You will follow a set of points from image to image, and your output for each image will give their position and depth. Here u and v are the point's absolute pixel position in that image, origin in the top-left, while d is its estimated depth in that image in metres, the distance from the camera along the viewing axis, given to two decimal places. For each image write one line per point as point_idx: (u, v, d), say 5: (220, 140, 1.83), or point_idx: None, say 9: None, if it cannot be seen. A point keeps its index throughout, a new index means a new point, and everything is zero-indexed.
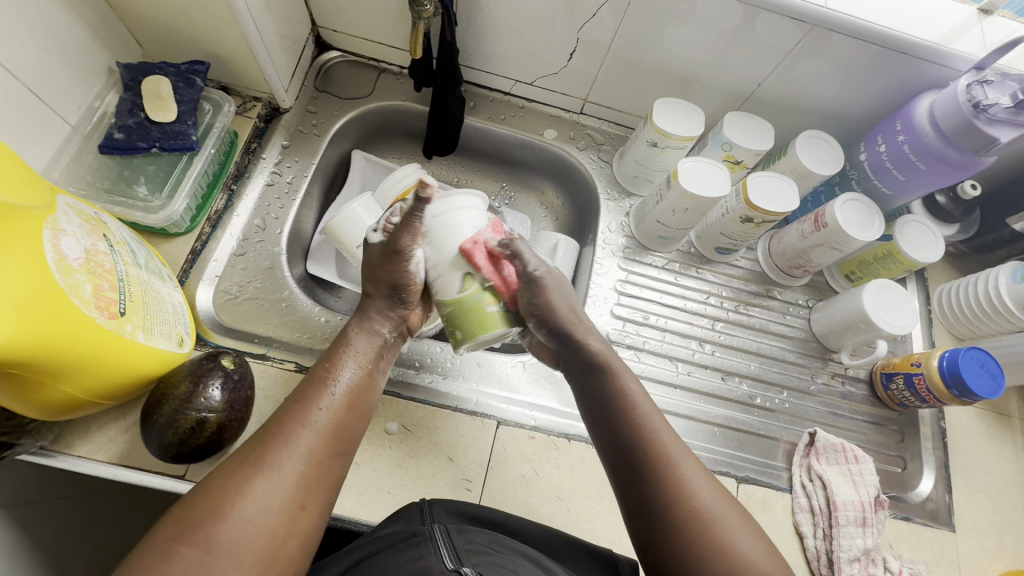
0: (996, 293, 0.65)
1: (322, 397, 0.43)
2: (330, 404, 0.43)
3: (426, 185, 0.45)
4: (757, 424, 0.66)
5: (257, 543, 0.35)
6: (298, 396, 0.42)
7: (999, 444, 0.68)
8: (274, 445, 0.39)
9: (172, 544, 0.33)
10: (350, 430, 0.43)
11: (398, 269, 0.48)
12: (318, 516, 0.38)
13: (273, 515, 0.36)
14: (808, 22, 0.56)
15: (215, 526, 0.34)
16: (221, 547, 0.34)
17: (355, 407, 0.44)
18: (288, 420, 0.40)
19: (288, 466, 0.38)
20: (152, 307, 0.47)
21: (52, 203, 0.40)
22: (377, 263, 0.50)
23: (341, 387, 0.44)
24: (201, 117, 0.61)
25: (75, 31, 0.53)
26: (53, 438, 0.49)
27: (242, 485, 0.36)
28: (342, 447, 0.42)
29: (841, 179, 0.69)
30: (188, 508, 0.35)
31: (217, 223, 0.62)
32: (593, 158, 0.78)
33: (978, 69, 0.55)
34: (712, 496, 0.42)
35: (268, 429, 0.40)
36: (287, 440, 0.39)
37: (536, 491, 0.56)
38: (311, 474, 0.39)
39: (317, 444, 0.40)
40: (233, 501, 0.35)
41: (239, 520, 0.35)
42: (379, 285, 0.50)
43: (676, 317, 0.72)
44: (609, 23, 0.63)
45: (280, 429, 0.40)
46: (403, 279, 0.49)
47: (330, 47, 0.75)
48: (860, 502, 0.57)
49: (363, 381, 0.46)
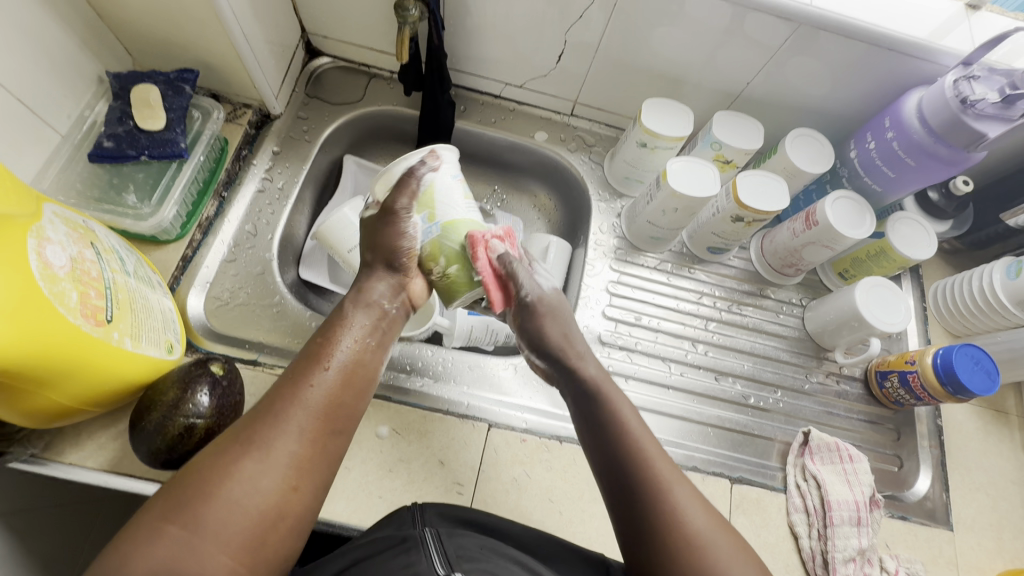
0: (991, 289, 0.65)
1: (314, 372, 0.41)
2: (321, 380, 0.41)
3: (433, 155, 0.48)
4: (751, 424, 0.66)
5: (247, 524, 0.34)
6: (290, 372, 0.41)
7: (997, 442, 0.67)
8: (264, 424, 0.38)
9: (161, 522, 0.33)
10: (345, 406, 0.41)
11: (394, 231, 0.47)
12: (313, 497, 0.38)
13: (263, 495, 0.35)
14: (794, 20, 0.56)
15: (203, 507, 0.34)
16: (209, 527, 0.33)
17: (354, 383, 0.42)
18: (278, 397, 0.39)
19: (279, 446, 0.37)
20: (140, 315, 0.47)
21: (37, 212, 0.41)
22: (376, 227, 0.48)
23: (337, 364, 0.42)
24: (190, 124, 0.62)
25: (64, 41, 0.54)
26: (43, 446, 0.49)
27: (229, 467, 0.35)
28: (337, 424, 0.40)
29: (832, 177, 0.69)
30: (177, 488, 0.35)
31: (208, 230, 0.62)
32: (584, 159, 0.78)
33: (966, 65, 0.55)
34: (709, 526, 0.42)
35: (260, 409, 0.39)
36: (277, 419, 0.38)
37: (528, 494, 0.56)
38: (303, 453, 0.38)
39: (310, 423, 0.39)
40: (221, 483, 0.35)
41: (229, 500, 0.34)
42: (374, 253, 0.48)
43: (670, 317, 0.71)
44: (597, 23, 0.63)
45: (270, 409, 0.38)
46: (401, 243, 0.47)
47: (320, 53, 0.76)
48: (854, 502, 0.57)
49: (360, 356, 0.43)
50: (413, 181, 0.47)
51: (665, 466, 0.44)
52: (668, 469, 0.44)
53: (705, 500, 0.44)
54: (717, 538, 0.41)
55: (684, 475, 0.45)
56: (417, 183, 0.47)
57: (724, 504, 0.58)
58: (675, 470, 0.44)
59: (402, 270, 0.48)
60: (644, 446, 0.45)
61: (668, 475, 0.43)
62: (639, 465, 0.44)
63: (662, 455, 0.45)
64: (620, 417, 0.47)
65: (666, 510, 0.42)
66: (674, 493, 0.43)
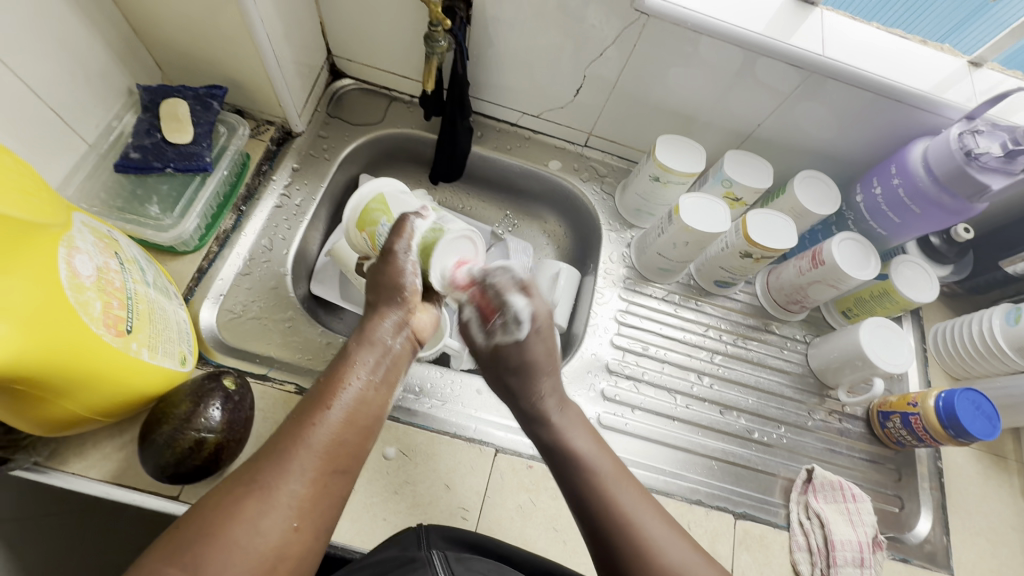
0: (990, 334, 0.66)
1: (319, 411, 0.38)
2: (327, 419, 0.38)
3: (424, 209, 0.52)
4: (755, 458, 0.66)
5: (247, 568, 0.32)
6: (295, 411, 0.39)
7: (996, 486, 0.67)
8: (267, 462, 0.35)
9: (162, 565, 0.31)
10: (351, 446, 0.39)
11: (394, 269, 0.47)
12: (313, 538, 0.35)
13: (264, 537, 0.33)
14: (806, 68, 0.59)
15: (203, 550, 0.31)
16: (209, 571, 0.31)
17: (363, 424, 0.40)
18: (282, 437, 0.36)
19: (280, 489, 0.34)
20: (158, 326, 0.48)
21: (68, 221, 0.41)
22: (377, 269, 0.48)
23: (342, 402, 0.39)
24: (216, 139, 0.63)
25: (98, 53, 0.55)
26: (48, 454, 0.49)
27: (234, 508, 0.33)
28: (343, 465, 0.38)
29: (838, 219, 0.71)
30: (181, 530, 0.32)
31: (225, 242, 0.63)
32: (596, 189, 0.80)
33: (970, 119, 0.57)
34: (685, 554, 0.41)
35: (266, 448, 0.36)
36: (280, 459, 0.35)
37: (533, 522, 0.55)
38: (307, 495, 0.35)
39: (313, 463, 0.36)
40: (223, 523, 0.33)
41: (230, 543, 0.32)
42: (376, 291, 0.47)
43: (675, 348, 0.72)
44: (614, 62, 0.65)
45: (275, 447, 0.36)
46: (403, 281, 0.47)
47: (343, 75, 0.77)
48: (857, 543, 0.57)
49: (365, 395, 0.41)
50: (409, 224, 0.49)
51: (628, 497, 0.43)
52: (633, 499, 0.43)
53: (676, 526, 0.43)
54: (694, 564, 0.41)
55: (651, 500, 0.44)
56: (412, 226, 0.49)
57: (727, 540, 0.58)
58: (647, 502, 0.44)
59: (405, 302, 0.46)
60: (601, 471, 0.45)
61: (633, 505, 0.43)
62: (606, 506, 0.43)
63: (625, 481, 0.44)
64: (581, 455, 0.46)
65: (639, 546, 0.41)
66: (641, 525, 0.42)
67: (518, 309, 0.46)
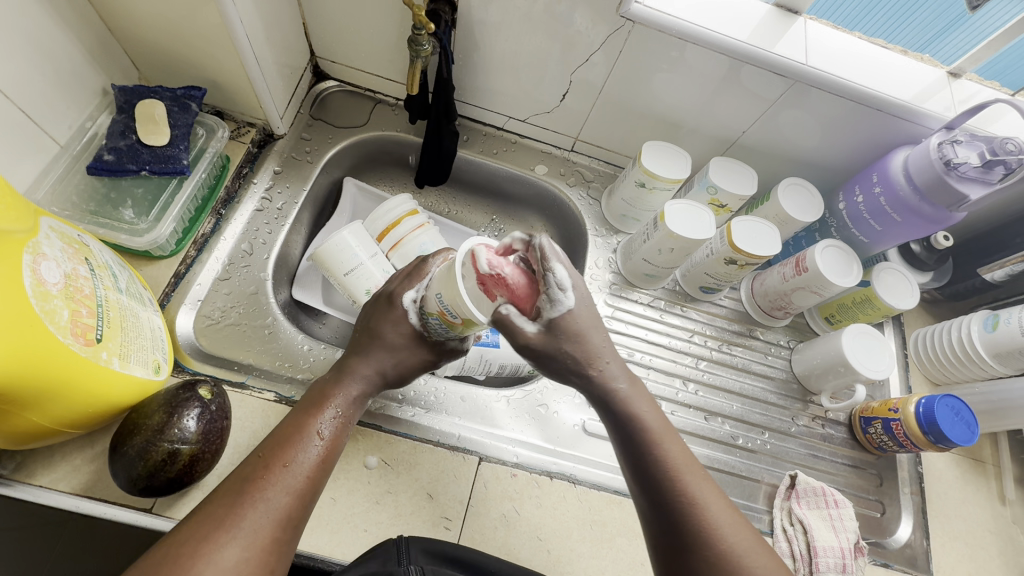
0: (969, 341, 0.67)
1: (297, 452, 0.42)
2: (303, 460, 0.42)
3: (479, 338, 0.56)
4: (739, 465, 0.66)
5: None
6: (267, 451, 0.41)
7: (975, 490, 0.68)
8: (242, 501, 0.38)
9: None
10: (319, 486, 0.42)
11: (406, 349, 0.50)
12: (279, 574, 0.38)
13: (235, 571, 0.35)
14: (790, 76, 0.59)
15: None
16: None
17: (331, 463, 0.44)
18: (259, 477, 0.39)
19: (257, 525, 0.37)
20: (130, 334, 0.46)
21: (35, 227, 0.40)
22: (380, 320, 0.50)
23: (316, 444, 0.43)
24: (194, 141, 0.62)
25: (71, 53, 0.53)
26: (13, 467, 0.47)
27: (207, 546, 0.35)
28: (311, 505, 0.41)
29: (821, 226, 0.72)
30: (160, 556, 0.34)
31: (203, 247, 0.62)
32: (582, 195, 0.80)
33: (949, 129, 0.59)
34: (744, 544, 0.40)
35: (238, 485, 0.39)
36: (258, 497, 0.38)
37: (516, 531, 0.55)
38: (279, 534, 0.38)
39: (285, 502, 0.39)
40: (194, 558, 0.34)
41: None
42: (372, 337, 0.50)
43: (661, 354, 0.72)
44: (601, 67, 0.65)
45: (251, 484, 0.39)
46: (392, 328, 0.50)
47: (327, 77, 0.76)
48: (839, 548, 0.57)
49: (337, 437, 0.45)
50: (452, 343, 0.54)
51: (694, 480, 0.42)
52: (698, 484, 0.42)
53: (735, 507, 0.42)
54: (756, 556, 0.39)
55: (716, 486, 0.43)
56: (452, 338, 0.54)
57: None
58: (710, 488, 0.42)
59: (389, 357, 0.50)
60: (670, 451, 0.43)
61: (695, 482, 0.42)
62: (666, 482, 0.42)
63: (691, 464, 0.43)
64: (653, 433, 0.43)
65: (694, 527, 0.40)
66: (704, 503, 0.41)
67: (562, 277, 0.39)
